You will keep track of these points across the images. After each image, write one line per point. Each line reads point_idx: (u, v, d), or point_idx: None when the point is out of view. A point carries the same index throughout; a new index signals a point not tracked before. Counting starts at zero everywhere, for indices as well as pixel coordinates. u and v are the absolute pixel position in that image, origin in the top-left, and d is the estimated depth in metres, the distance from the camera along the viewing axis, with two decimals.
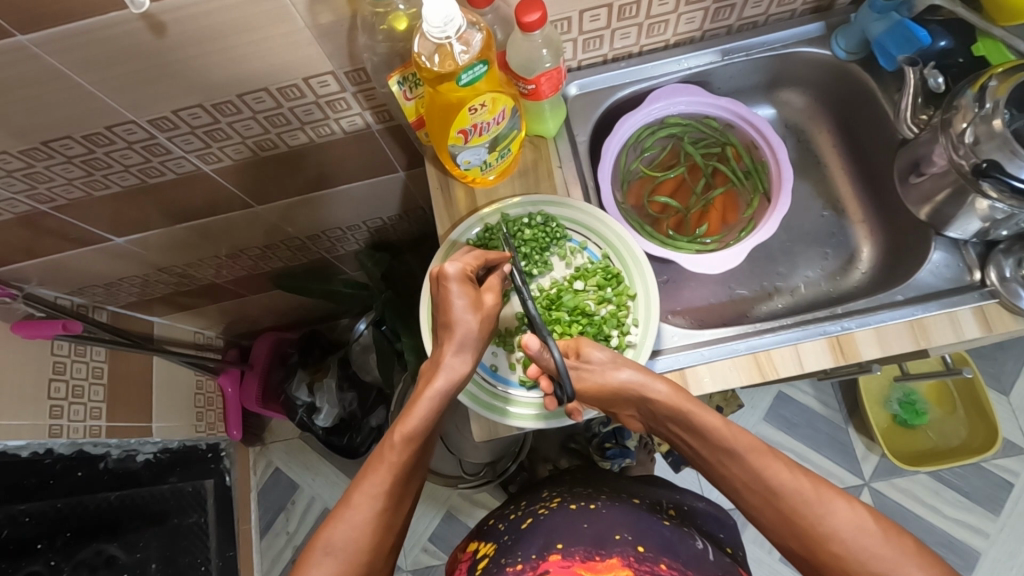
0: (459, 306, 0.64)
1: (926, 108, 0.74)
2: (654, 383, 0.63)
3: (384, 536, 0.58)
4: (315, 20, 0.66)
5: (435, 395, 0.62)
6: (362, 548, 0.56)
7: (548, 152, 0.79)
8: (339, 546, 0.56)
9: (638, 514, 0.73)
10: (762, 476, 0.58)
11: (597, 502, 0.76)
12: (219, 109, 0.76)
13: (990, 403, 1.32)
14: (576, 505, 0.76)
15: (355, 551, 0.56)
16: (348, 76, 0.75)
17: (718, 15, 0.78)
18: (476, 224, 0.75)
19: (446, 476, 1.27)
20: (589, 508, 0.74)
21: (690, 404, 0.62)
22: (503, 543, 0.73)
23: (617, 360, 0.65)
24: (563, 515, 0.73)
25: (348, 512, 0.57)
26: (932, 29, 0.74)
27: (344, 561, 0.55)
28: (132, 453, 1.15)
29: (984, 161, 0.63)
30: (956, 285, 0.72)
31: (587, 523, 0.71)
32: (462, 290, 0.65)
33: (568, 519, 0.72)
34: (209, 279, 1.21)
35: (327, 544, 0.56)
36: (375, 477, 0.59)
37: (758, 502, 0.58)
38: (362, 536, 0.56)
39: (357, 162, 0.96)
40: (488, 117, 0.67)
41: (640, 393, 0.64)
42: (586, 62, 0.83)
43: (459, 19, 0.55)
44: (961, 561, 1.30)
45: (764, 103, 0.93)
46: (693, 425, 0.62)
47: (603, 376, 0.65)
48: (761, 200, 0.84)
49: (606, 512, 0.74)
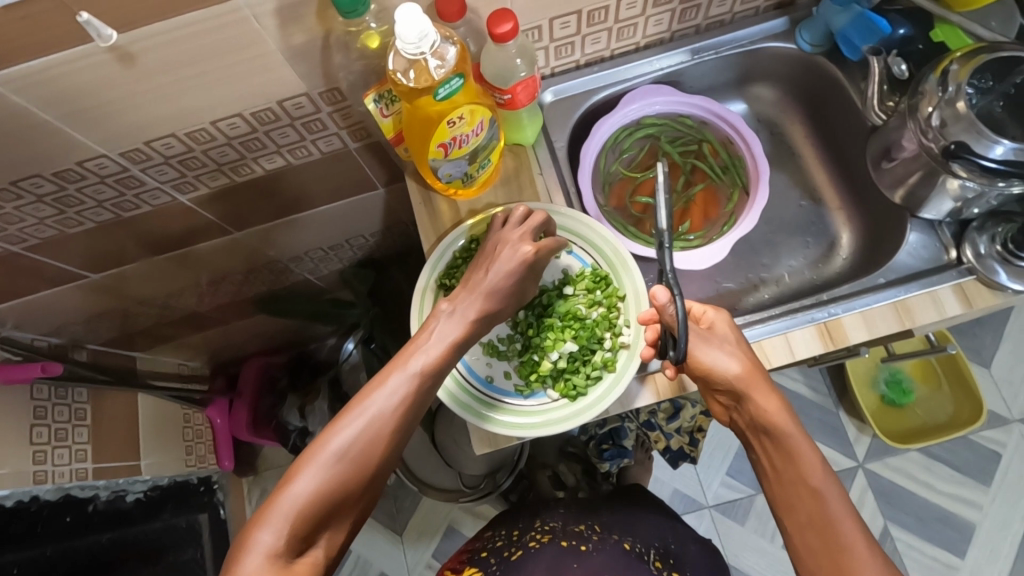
0: (505, 259, 0.66)
1: (892, 94, 0.75)
2: (763, 393, 0.63)
3: (394, 448, 0.55)
4: (287, 43, 0.65)
5: (456, 337, 0.61)
6: (369, 454, 0.52)
7: (527, 158, 0.80)
8: (345, 451, 0.52)
9: (626, 559, 0.83)
10: (834, 524, 0.56)
11: (587, 543, 0.85)
12: (192, 137, 0.76)
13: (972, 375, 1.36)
14: (567, 542, 0.85)
15: (359, 462, 0.52)
16: (323, 96, 0.75)
17: (684, 15, 0.81)
18: (461, 236, 0.76)
19: (446, 490, 1.26)
20: (578, 549, 0.84)
21: (791, 424, 0.61)
22: (493, 571, 0.84)
23: (732, 359, 0.64)
24: (552, 552, 0.83)
25: (360, 421, 0.53)
26: (892, 18, 0.75)
27: (350, 467, 0.51)
28: (121, 494, 1.13)
29: (951, 143, 0.64)
30: (934, 265, 0.73)
31: (574, 563, 0.81)
32: (514, 254, 0.66)
33: (556, 555, 0.83)
34: (193, 308, 1.19)
35: (336, 447, 0.52)
36: (395, 384, 0.56)
37: (814, 543, 0.57)
38: (370, 448, 0.52)
39: (335, 181, 0.95)
40: (467, 129, 0.66)
41: (748, 393, 0.63)
42: (559, 68, 0.84)
43: (433, 34, 0.53)
44: (958, 534, 1.34)
45: (735, 98, 0.94)
46: (788, 445, 0.61)
47: (719, 370, 0.64)
48: (741, 194, 0.85)
49: (594, 554, 0.83)
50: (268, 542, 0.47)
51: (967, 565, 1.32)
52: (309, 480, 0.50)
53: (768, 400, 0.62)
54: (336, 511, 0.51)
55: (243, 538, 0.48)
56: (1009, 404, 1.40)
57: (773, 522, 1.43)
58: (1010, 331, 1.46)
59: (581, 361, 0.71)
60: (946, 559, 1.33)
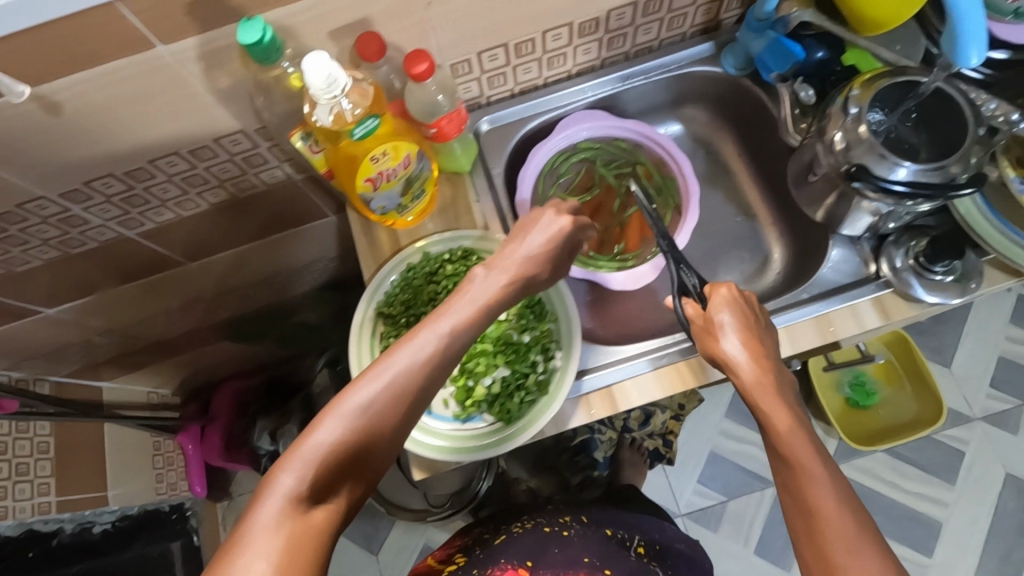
0: (535, 233, 0.65)
1: (804, 117, 0.78)
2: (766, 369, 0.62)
3: (418, 403, 0.53)
4: (215, 85, 0.67)
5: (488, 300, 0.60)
6: (395, 408, 0.51)
7: (464, 187, 0.83)
8: (373, 402, 0.50)
9: (608, 545, 0.84)
10: (807, 491, 0.54)
11: (570, 529, 0.84)
12: (132, 175, 0.77)
13: (930, 373, 1.39)
14: (550, 528, 0.83)
15: (384, 414, 0.50)
16: (259, 132, 0.77)
17: (612, 43, 0.83)
18: (398, 268, 0.78)
19: (414, 510, 1.30)
20: (561, 534, 0.82)
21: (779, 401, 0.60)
22: (475, 556, 0.80)
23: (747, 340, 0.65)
24: (534, 537, 0.81)
25: (389, 373, 0.52)
26: (808, 42, 0.78)
27: (375, 418, 0.50)
28: (88, 526, 1.16)
29: (855, 165, 0.66)
30: (855, 278, 0.76)
31: (558, 548, 0.80)
32: (548, 226, 0.66)
33: (540, 540, 0.80)
34: (154, 338, 1.19)
35: (364, 397, 0.50)
36: (424, 339, 0.54)
37: (793, 509, 0.55)
38: (396, 402, 0.51)
39: (284, 210, 0.97)
40: (393, 164, 0.68)
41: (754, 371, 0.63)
42: (495, 97, 0.86)
43: (342, 78, 0.55)
44: (926, 531, 1.37)
45: (670, 119, 0.97)
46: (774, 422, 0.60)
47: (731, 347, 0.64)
48: (674, 214, 0.86)
49: (575, 539, 0.82)
50: (288, 487, 0.45)
51: (935, 562, 1.35)
52: (332, 428, 0.48)
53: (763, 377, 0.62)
54: (357, 465, 0.49)
55: (264, 480, 0.45)
56: (970, 402, 1.44)
57: (746, 526, 1.45)
58: (969, 331, 1.49)
59: (515, 385, 0.72)
60: (915, 557, 1.35)
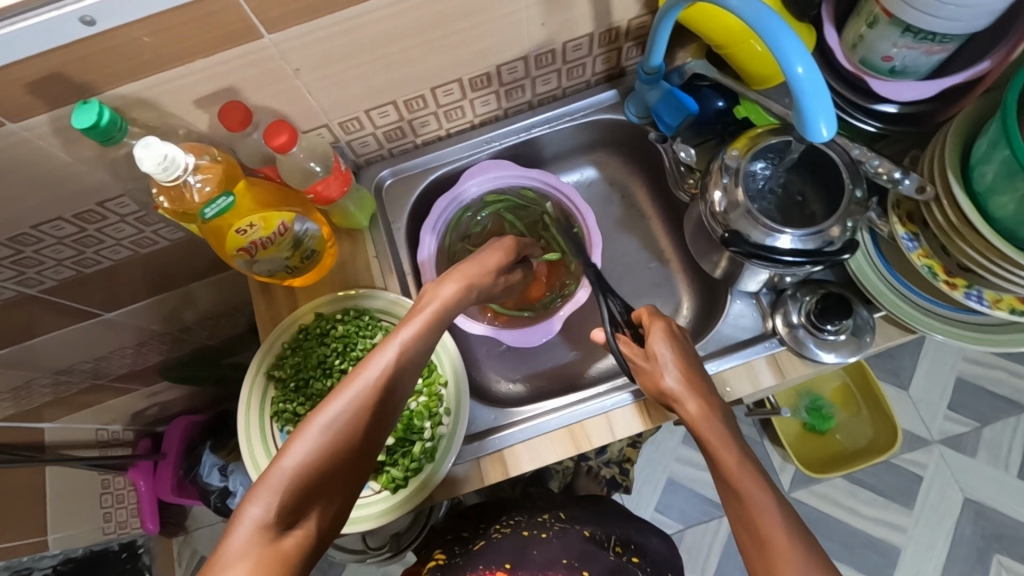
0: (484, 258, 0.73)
1: (690, 174, 0.77)
2: (692, 394, 0.64)
3: (382, 420, 0.56)
4: (83, 156, 0.66)
5: (440, 312, 0.65)
6: (354, 429, 0.54)
7: (364, 244, 0.81)
8: (332, 421, 0.53)
9: (589, 547, 0.82)
10: (755, 520, 0.56)
11: (549, 531, 0.84)
12: (19, 241, 0.75)
13: (881, 392, 1.35)
14: (529, 531, 0.84)
15: (349, 431, 0.53)
16: (145, 194, 0.75)
17: (512, 94, 0.82)
18: (290, 329, 0.76)
19: (352, 552, 1.14)
20: (540, 537, 0.83)
21: (718, 422, 0.62)
22: (454, 561, 0.82)
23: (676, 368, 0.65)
24: (515, 541, 0.82)
25: (345, 394, 0.55)
26: (705, 93, 0.77)
27: (337, 440, 0.53)
28: (26, 572, 1.11)
29: (730, 230, 0.66)
30: (752, 334, 0.75)
31: (537, 549, 0.80)
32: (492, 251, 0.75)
33: (519, 544, 0.81)
34: (85, 382, 1.17)
35: (324, 420, 0.53)
36: (367, 370, 0.57)
37: (745, 540, 0.56)
38: (357, 419, 0.54)
39: (197, 261, 0.96)
40: (266, 233, 0.68)
41: (680, 396, 0.64)
42: (397, 150, 0.85)
43: (177, 159, 0.55)
44: (882, 558, 1.32)
45: (585, 164, 0.95)
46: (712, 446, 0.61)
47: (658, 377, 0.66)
48: (579, 262, 0.86)
49: (555, 541, 0.82)
50: (258, 514, 0.48)
51: None
52: (298, 452, 0.51)
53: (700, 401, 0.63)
54: (319, 491, 0.51)
55: (234, 513, 0.48)
56: (927, 425, 1.38)
57: (702, 556, 1.36)
58: (927, 351, 1.43)
59: (401, 452, 0.71)
60: None
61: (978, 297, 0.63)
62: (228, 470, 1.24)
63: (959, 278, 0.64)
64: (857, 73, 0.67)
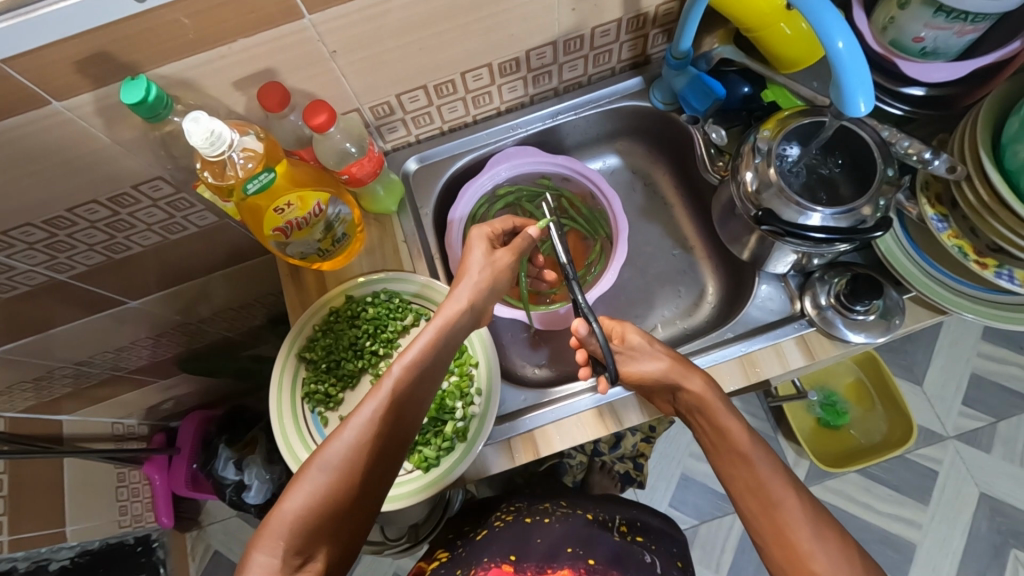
0: (474, 259, 0.70)
1: (719, 157, 0.78)
2: (691, 378, 0.66)
3: (383, 452, 0.58)
4: (123, 137, 0.67)
5: (436, 334, 0.65)
6: (354, 467, 0.55)
7: (392, 228, 0.82)
8: (330, 460, 0.55)
9: (593, 530, 0.79)
10: (765, 484, 0.60)
11: (551, 516, 0.82)
12: (53, 224, 0.76)
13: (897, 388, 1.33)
14: (530, 518, 0.81)
15: (349, 466, 0.55)
16: (178, 177, 0.76)
17: (538, 80, 0.83)
18: (321, 311, 0.76)
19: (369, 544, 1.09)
20: (542, 522, 0.80)
21: (721, 403, 0.66)
22: (456, 554, 0.78)
23: (660, 360, 0.68)
24: (516, 528, 0.79)
25: (343, 432, 0.57)
26: (732, 78, 0.78)
27: (336, 476, 0.54)
28: (44, 564, 1.11)
29: (762, 209, 0.67)
30: (781, 316, 0.75)
31: (539, 536, 0.77)
32: (482, 255, 0.70)
33: (521, 532, 0.78)
34: (106, 373, 1.17)
35: (322, 461, 0.55)
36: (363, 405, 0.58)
37: (753, 506, 0.60)
38: (354, 453, 0.56)
39: (222, 249, 0.96)
40: (302, 213, 0.69)
41: (678, 383, 0.66)
42: (424, 136, 0.86)
43: (224, 137, 0.57)
44: (898, 554, 1.31)
45: (608, 152, 0.96)
46: (718, 422, 0.65)
47: (648, 375, 0.67)
48: (605, 242, 0.88)
49: (557, 525, 0.79)
50: (264, 561, 0.50)
51: None
52: (298, 497, 0.53)
53: (698, 385, 0.66)
54: (325, 530, 0.53)
55: (242, 560, 0.50)
56: (943, 420, 1.38)
57: (717, 551, 1.35)
58: (940, 346, 1.43)
59: (433, 432, 0.72)
60: None
61: (1009, 277, 0.64)
62: (243, 462, 1.21)
63: (990, 258, 0.64)
64: (886, 55, 0.68)
